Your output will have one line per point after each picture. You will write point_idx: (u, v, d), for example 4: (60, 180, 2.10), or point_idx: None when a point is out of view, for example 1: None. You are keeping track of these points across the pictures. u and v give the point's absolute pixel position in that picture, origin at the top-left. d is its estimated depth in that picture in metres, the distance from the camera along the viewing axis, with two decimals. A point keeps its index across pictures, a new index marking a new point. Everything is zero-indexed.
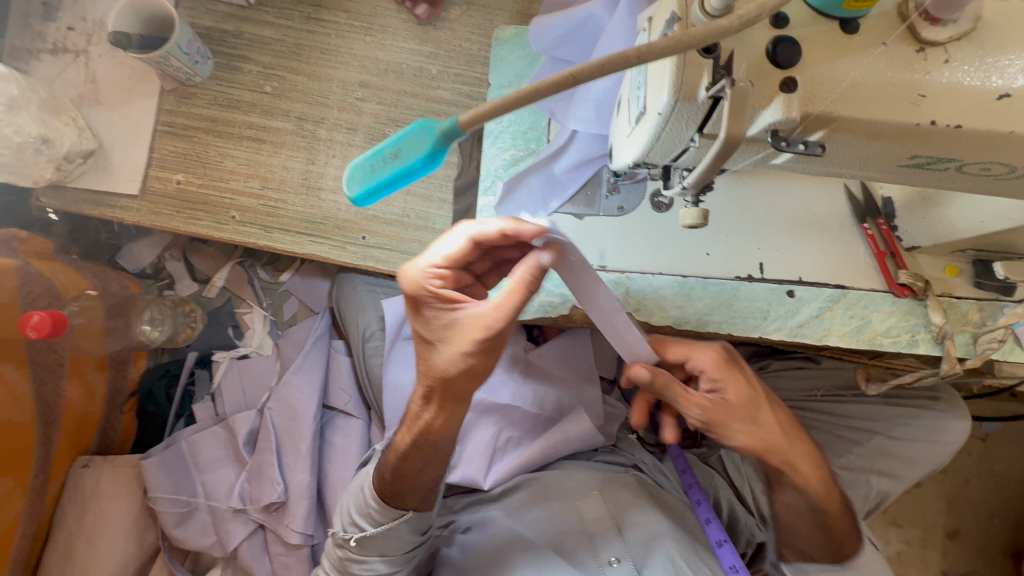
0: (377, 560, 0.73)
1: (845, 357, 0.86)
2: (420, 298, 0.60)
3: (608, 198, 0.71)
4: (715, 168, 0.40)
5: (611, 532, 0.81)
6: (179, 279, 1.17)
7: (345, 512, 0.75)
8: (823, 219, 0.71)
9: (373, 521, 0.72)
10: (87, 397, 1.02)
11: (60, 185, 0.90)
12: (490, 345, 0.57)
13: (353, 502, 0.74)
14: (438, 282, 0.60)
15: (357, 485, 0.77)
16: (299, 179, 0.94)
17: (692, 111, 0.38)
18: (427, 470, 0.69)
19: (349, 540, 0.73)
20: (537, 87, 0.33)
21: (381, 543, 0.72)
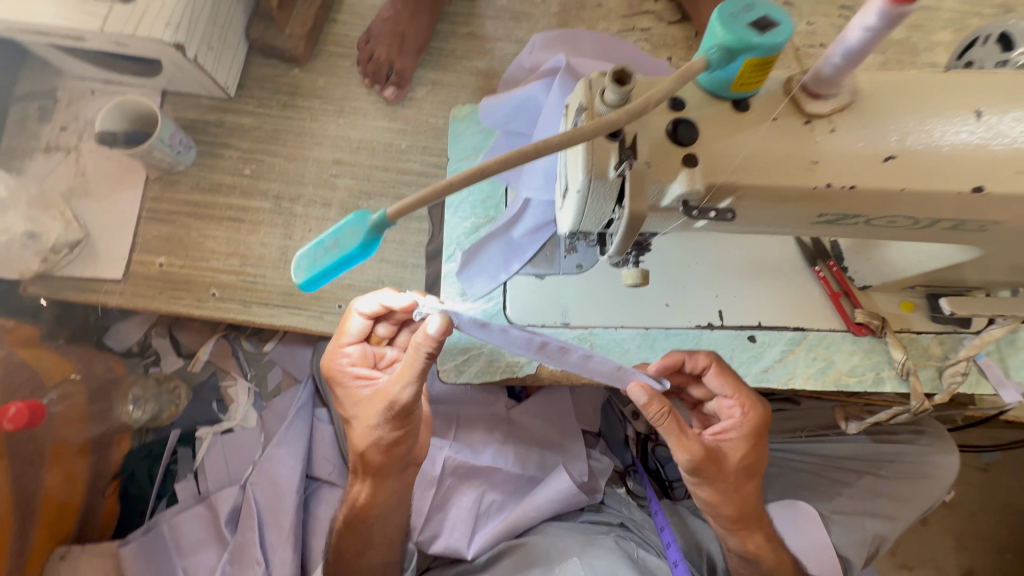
0: None
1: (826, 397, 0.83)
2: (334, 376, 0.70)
3: (566, 257, 0.72)
4: (632, 235, 0.43)
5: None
6: (165, 355, 1.18)
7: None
8: (776, 264, 0.73)
9: None
10: (68, 483, 1.02)
11: (47, 274, 0.94)
12: (394, 416, 0.65)
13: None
14: (348, 360, 0.71)
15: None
16: (277, 254, 0.97)
17: (607, 189, 0.41)
18: (368, 553, 0.76)
19: None
20: (451, 180, 0.38)
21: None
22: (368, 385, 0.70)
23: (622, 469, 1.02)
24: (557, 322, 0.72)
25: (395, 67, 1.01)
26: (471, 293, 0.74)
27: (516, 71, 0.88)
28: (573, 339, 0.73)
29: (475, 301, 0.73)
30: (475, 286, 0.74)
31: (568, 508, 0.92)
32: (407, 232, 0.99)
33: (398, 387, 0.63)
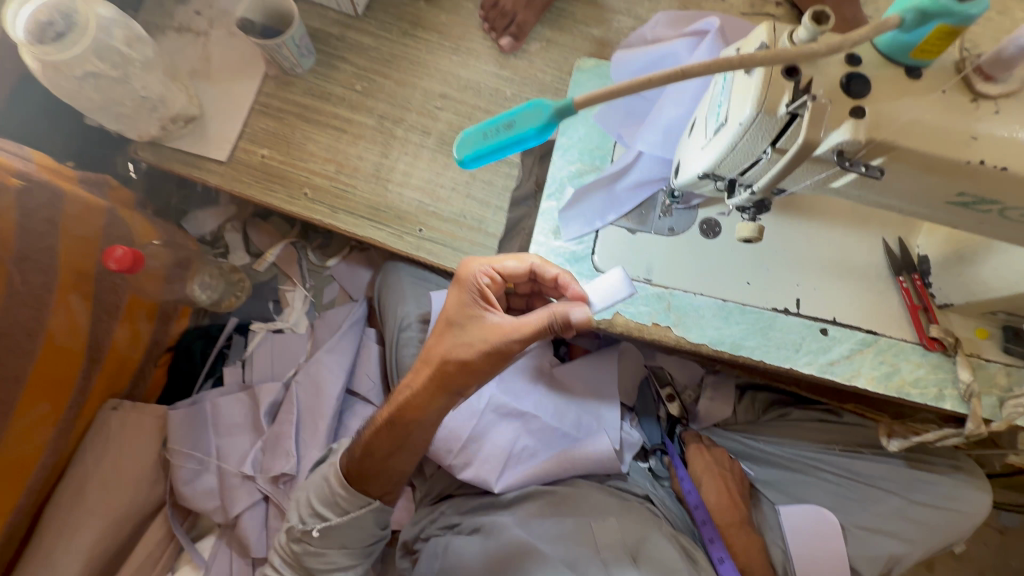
0: (337, 552, 0.79)
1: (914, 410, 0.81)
2: (469, 283, 0.75)
3: (661, 219, 0.77)
4: (779, 179, 0.48)
5: (625, 560, 0.78)
6: (234, 250, 1.25)
7: (304, 504, 0.81)
8: (862, 267, 0.75)
9: (337, 511, 0.78)
10: (132, 341, 1.07)
11: (159, 142, 0.99)
12: (481, 319, 0.73)
13: (315, 494, 0.80)
14: (490, 283, 0.75)
15: (316, 479, 0.82)
16: (371, 169, 1.02)
17: (770, 126, 0.44)
18: (396, 456, 0.77)
19: (309, 533, 0.77)
20: (649, 79, 0.40)
21: (344, 534, 0.78)
22: (486, 311, 0.74)
23: (649, 446, 1.02)
24: (640, 277, 0.75)
25: (517, 19, 1.05)
26: (564, 234, 0.77)
27: (638, 41, 0.91)
28: (653, 296, 0.75)
29: (567, 242, 0.77)
30: (570, 228, 0.77)
31: (597, 471, 0.92)
32: (496, 175, 1.02)
33: (493, 282, 0.75)
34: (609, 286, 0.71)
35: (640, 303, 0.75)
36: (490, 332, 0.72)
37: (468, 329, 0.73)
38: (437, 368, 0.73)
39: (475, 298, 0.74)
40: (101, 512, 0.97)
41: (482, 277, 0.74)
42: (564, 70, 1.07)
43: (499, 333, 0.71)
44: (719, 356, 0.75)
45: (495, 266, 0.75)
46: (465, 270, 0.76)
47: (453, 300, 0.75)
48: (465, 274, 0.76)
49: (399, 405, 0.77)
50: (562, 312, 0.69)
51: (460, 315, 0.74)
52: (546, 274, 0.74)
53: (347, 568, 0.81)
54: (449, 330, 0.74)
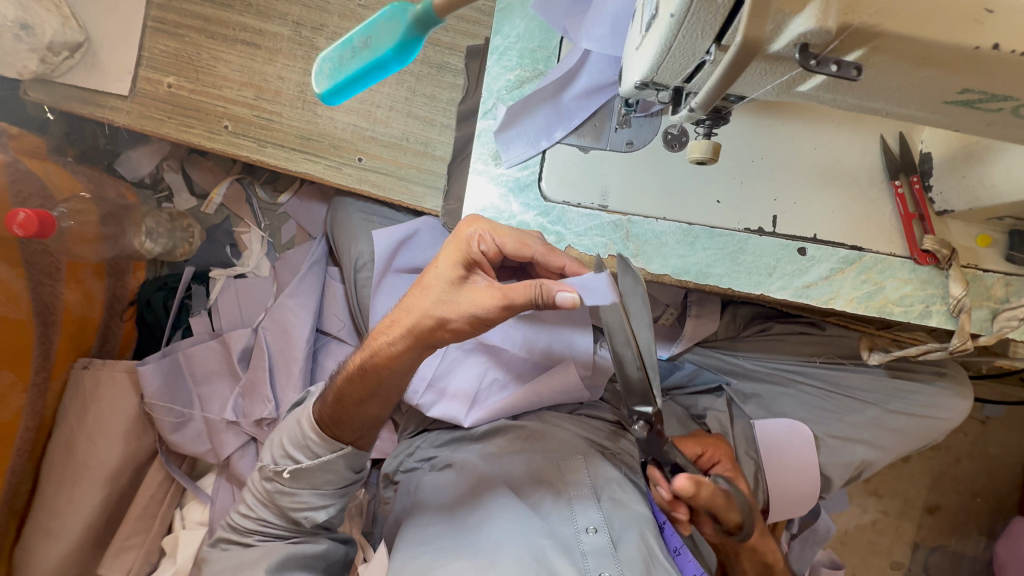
0: (309, 492, 0.76)
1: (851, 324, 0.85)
2: (465, 245, 0.61)
3: (617, 131, 0.66)
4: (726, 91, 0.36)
5: (587, 497, 0.75)
6: (178, 192, 1.16)
7: (277, 445, 0.78)
8: (850, 172, 0.66)
9: (309, 453, 0.75)
10: (86, 300, 1.03)
11: (47, 78, 0.86)
12: (467, 286, 0.61)
13: (287, 436, 0.77)
14: (486, 250, 0.61)
15: (289, 419, 0.79)
16: (295, 90, 0.88)
17: (710, 19, 0.33)
18: (368, 403, 0.71)
19: (281, 473, 0.76)
20: None
21: (315, 476, 0.76)
22: (475, 280, 0.61)
23: None
24: (594, 204, 0.66)
25: None
26: (506, 158, 0.67)
27: None
28: (608, 225, 0.66)
29: (509, 168, 0.67)
30: (511, 151, 0.67)
31: (566, 402, 0.92)
32: (439, 87, 0.89)
33: (490, 251, 0.61)
34: (594, 282, 0.58)
35: (595, 234, 0.66)
36: (474, 305, 0.59)
37: (454, 295, 0.61)
38: (418, 320, 0.62)
39: (468, 263, 0.61)
40: (95, 466, 1.01)
41: (480, 244, 0.61)
42: None
43: (486, 299, 0.58)
44: (684, 285, 0.68)
45: (498, 237, 0.61)
46: (465, 229, 0.62)
47: (444, 255, 0.62)
48: (465, 233, 0.62)
49: (374, 350, 0.69)
50: (549, 289, 0.56)
51: (450, 272, 0.61)
52: (549, 263, 0.63)
53: (320, 508, 0.78)
54: (433, 287, 0.62)
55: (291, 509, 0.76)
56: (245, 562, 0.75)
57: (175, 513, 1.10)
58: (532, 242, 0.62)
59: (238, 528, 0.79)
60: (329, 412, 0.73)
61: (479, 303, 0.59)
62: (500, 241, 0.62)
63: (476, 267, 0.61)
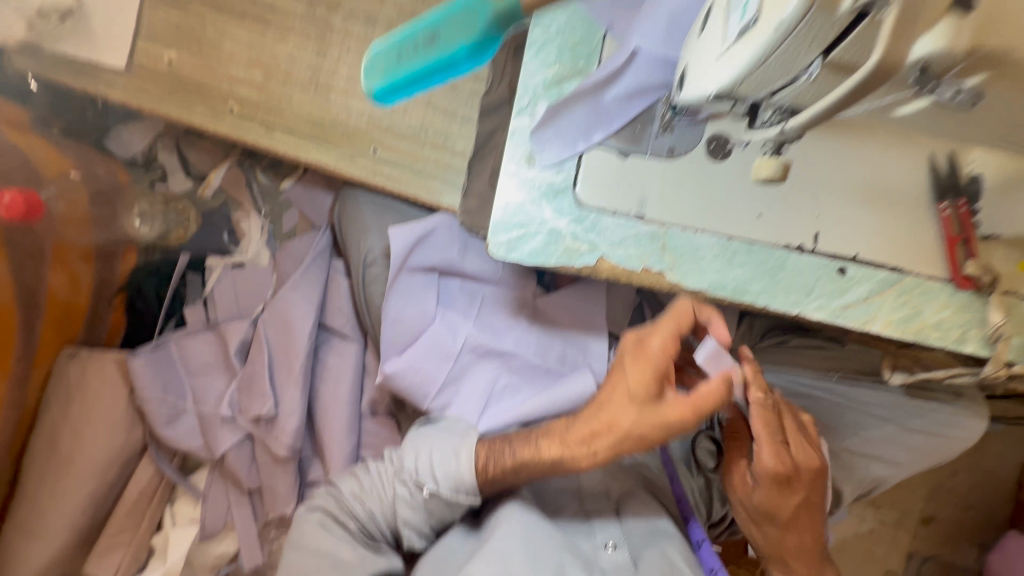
0: (424, 515, 0.74)
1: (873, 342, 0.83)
2: (648, 365, 0.65)
3: (659, 137, 0.63)
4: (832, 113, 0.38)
5: (607, 512, 0.74)
6: (172, 173, 1.08)
7: (424, 454, 0.74)
8: (896, 192, 0.63)
9: (455, 483, 0.72)
10: (73, 285, 0.98)
11: (35, 46, 0.79)
12: (661, 393, 0.64)
13: (441, 451, 0.73)
14: (667, 354, 0.64)
15: (446, 437, 0.76)
16: (307, 73, 0.82)
17: (824, 30, 0.32)
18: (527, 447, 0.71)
19: (423, 486, 0.73)
20: None
21: (450, 505, 0.74)
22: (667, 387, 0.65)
23: None
24: (631, 213, 0.63)
25: None
26: (540, 160, 0.63)
27: None
28: (645, 236, 0.63)
29: (543, 171, 0.63)
30: (546, 152, 0.63)
31: None
32: (461, 78, 0.85)
33: (663, 351, 0.64)
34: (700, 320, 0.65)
35: (630, 244, 0.63)
36: (681, 409, 0.63)
37: (661, 400, 0.64)
38: (635, 432, 0.65)
39: (652, 377, 0.64)
40: (81, 460, 0.96)
41: (660, 352, 0.64)
42: None
43: (693, 402, 0.62)
44: (718, 302, 0.65)
45: (671, 329, 0.65)
46: (646, 344, 0.66)
47: (630, 382, 0.66)
48: (649, 348, 0.65)
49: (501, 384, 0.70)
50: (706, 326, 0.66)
51: (642, 394, 0.64)
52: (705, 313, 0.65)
53: (420, 535, 0.76)
54: (644, 408, 0.64)
55: (404, 522, 0.74)
56: (343, 560, 0.70)
57: (165, 510, 1.06)
58: (690, 309, 0.65)
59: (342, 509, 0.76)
60: (485, 449, 0.73)
61: (695, 400, 0.62)
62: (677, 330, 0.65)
63: (654, 371, 0.64)
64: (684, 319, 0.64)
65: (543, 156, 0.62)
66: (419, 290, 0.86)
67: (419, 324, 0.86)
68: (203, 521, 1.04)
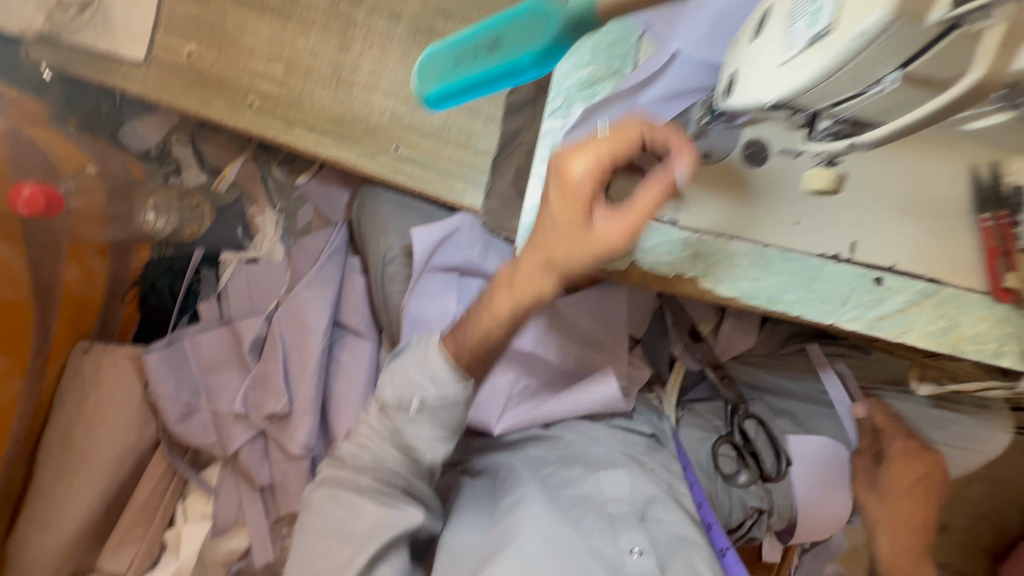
0: (426, 425, 0.70)
1: (902, 352, 0.81)
2: (570, 193, 0.54)
3: (694, 141, 0.60)
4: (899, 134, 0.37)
5: (631, 518, 0.73)
6: (187, 167, 1.07)
7: (400, 373, 0.70)
8: (936, 201, 0.62)
9: (438, 387, 0.68)
10: (87, 280, 0.96)
11: (52, 38, 0.77)
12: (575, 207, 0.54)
13: (414, 362, 0.69)
14: (592, 176, 0.53)
15: (407, 353, 0.71)
16: (329, 69, 0.81)
17: (907, 42, 0.31)
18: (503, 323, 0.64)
19: (410, 400, 0.69)
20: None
21: (442, 414, 0.69)
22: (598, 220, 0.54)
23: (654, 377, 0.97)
24: (663, 219, 0.62)
25: None
26: None
27: None
28: (678, 242, 0.62)
29: None
30: None
31: (602, 413, 0.87)
32: None
33: (587, 166, 0.53)
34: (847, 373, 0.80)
35: (662, 250, 0.62)
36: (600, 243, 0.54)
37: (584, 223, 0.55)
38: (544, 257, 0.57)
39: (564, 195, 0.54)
40: (96, 456, 0.96)
41: (582, 172, 0.53)
42: None
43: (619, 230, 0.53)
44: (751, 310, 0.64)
45: (602, 153, 0.53)
46: (568, 168, 0.53)
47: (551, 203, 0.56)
48: (571, 176, 0.53)
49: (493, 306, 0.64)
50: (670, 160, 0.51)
51: (561, 219, 0.55)
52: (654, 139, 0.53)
53: (432, 450, 0.71)
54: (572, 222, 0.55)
55: (409, 443, 0.70)
56: (359, 521, 0.67)
57: (177, 506, 1.05)
58: (638, 130, 0.53)
59: (347, 466, 0.72)
60: (452, 347, 0.68)
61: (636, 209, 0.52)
62: (603, 154, 0.53)
63: (576, 196, 0.54)
64: (624, 138, 0.53)
65: None
66: (439, 291, 0.85)
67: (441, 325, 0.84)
68: (215, 517, 1.04)
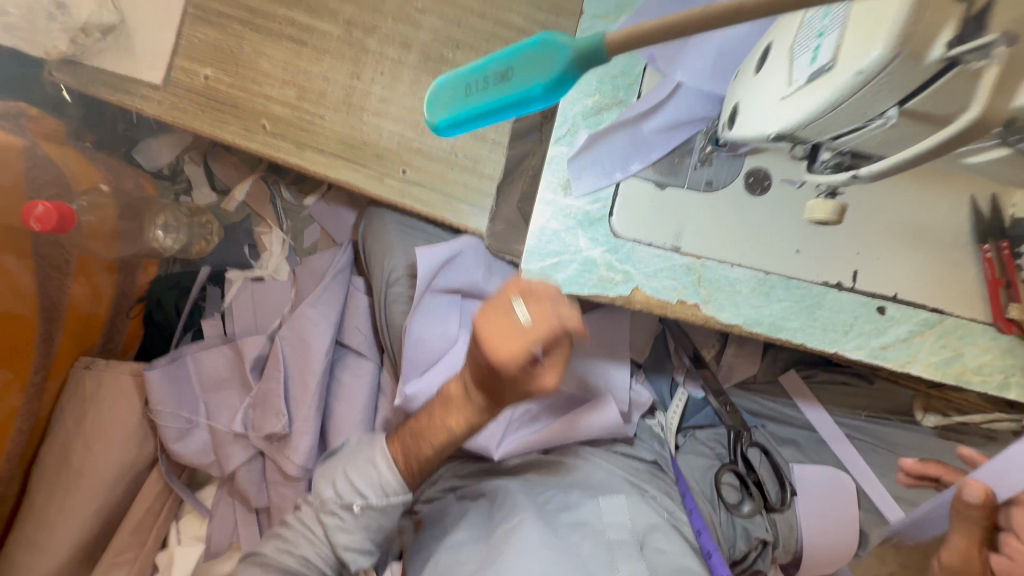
0: (360, 532, 0.70)
1: (903, 381, 0.81)
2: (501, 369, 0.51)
3: (697, 169, 0.62)
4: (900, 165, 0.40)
5: (631, 544, 0.70)
6: (196, 186, 1.10)
7: (339, 475, 0.70)
8: (938, 232, 0.62)
9: (378, 492, 0.68)
10: (94, 296, 0.97)
11: (75, 60, 0.80)
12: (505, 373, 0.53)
13: (354, 468, 0.69)
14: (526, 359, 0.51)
15: (356, 451, 0.71)
16: (341, 94, 0.83)
17: (908, 78, 0.34)
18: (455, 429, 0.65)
19: (348, 505, 0.68)
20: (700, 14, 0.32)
21: (373, 518, 0.69)
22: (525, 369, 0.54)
23: (658, 404, 0.95)
24: (666, 244, 0.62)
25: None
26: (576, 188, 0.63)
27: None
28: (680, 267, 0.62)
29: (579, 198, 0.63)
30: (583, 181, 0.63)
31: (604, 437, 0.86)
32: None
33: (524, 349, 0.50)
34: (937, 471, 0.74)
35: (665, 275, 0.62)
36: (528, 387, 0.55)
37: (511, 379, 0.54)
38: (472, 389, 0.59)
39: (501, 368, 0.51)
40: (91, 474, 0.95)
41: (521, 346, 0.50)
42: None
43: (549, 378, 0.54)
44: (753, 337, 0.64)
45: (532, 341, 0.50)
46: (498, 349, 0.50)
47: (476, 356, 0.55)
48: (503, 352, 0.49)
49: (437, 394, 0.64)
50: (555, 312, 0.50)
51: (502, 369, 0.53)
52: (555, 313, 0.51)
53: (365, 552, 0.71)
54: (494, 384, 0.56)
55: (341, 547, 0.69)
56: None
57: (171, 527, 1.04)
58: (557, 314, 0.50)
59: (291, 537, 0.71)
60: (400, 449, 0.68)
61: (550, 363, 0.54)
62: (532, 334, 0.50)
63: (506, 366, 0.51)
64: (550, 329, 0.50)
65: (580, 183, 0.62)
66: (444, 312, 0.85)
67: (443, 346, 0.85)
68: (210, 539, 1.02)
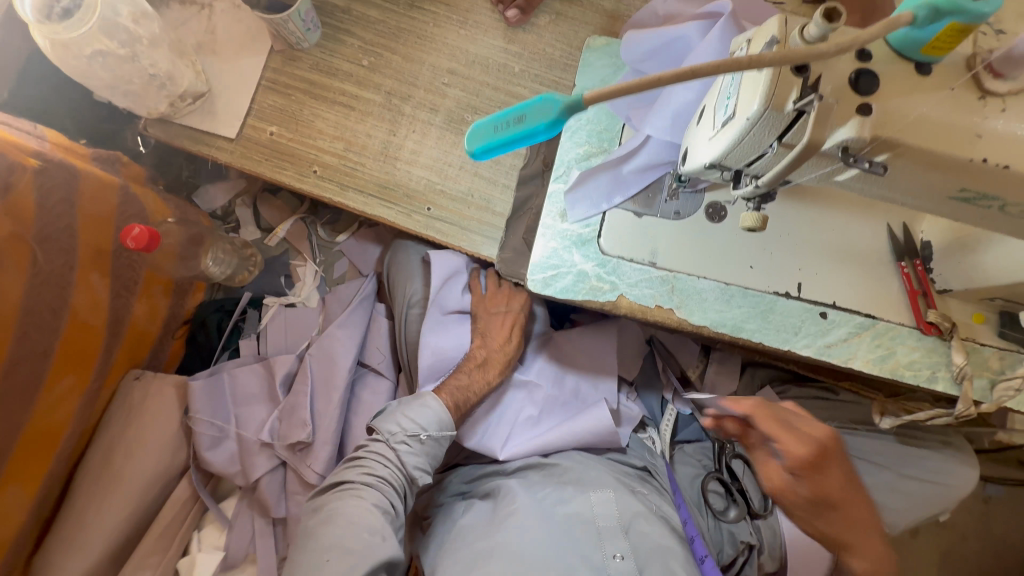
0: (424, 461, 0.86)
1: (863, 390, 0.92)
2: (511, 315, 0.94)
3: (667, 202, 0.78)
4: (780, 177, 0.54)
5: (616, 530, 0.81)
6: (244, 225, 1.27)
7: (398, 418, 0.86)
8: (864, 252, 0.77)
9: (438, 425, 0.86)
10: (151, 315, 1.11)
11: (168, 119, 1.00)
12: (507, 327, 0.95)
13: (412, 408, 0.86)
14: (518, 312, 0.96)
15: (406, 402, 0.88)
16: (379, 146, 1.02)
17: (777, 121, 0.48)
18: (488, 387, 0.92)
19: (416, 435, 0.85)
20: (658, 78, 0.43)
21: (434, 447, 0.87)
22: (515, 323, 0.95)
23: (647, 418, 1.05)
24: (645, 261, 0.77)
25: None
26: (571, 216, 0.79)
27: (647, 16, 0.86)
28: (656, 279, 0.77)
29: (574, 224, 0.78)
30: (576, 210, 0.78)
31: (598, 444, 0.96)
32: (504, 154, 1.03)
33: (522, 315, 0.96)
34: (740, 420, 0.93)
35: (644, 285, 0.76)
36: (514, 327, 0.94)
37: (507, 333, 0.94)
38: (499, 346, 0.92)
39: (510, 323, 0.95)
40: (129, 477, 1.03)
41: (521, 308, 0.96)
42: (574, 46, 1.05)
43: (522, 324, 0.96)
44: (719, 338, 0.77)
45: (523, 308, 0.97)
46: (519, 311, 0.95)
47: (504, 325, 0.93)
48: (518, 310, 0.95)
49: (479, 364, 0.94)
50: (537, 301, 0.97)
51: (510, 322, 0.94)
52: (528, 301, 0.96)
53: (425, 475, 0.86)
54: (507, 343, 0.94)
55: (411, 470, 0.84)
56: (375, 526, 0.74)
57: (192, 536, 1.10)
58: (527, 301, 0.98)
59: (356, 485, 0.80)
60: (451, 397, 0.89)
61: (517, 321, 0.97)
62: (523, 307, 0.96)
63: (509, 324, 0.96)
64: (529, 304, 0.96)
65: (574, 210, 0.78)
66: (456, 327, 1.00)
67: (455, 356, 0.99)
68: (229, 548, 1.08)
